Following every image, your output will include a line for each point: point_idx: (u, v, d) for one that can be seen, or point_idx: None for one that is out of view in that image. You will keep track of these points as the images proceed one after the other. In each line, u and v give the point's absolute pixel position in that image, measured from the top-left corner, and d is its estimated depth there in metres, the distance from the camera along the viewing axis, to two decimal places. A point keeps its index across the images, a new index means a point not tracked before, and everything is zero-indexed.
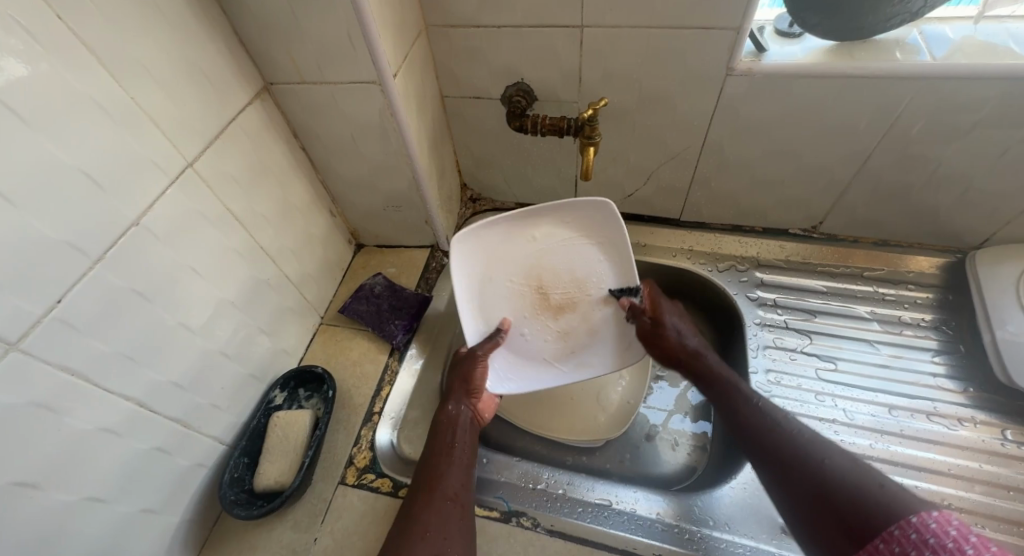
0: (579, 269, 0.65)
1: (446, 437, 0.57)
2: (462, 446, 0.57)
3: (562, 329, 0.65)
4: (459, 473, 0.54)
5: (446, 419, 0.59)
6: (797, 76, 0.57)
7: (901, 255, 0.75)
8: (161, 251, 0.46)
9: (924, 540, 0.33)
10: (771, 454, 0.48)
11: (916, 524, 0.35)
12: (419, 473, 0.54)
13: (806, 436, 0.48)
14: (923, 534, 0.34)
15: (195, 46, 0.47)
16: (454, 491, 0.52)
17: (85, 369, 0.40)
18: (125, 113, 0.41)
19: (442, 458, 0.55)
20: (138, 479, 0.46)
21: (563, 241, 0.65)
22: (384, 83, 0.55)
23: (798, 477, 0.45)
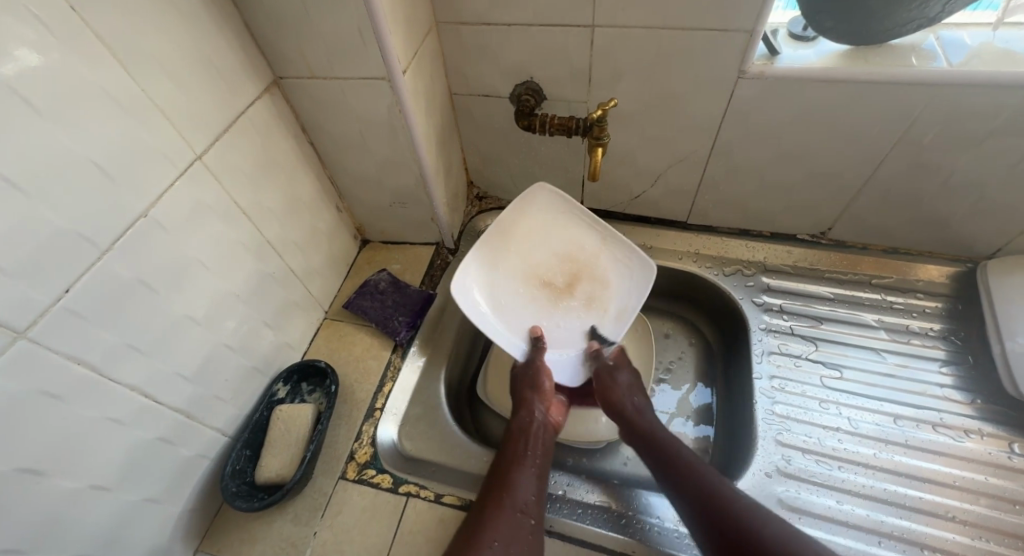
0: (562, 249, 0.73)
1: (518, 446, 0.58)
2: (534, 458, 0.58)
3: (581, 297, 0.71)
4: (531, 482, 0.55)
5: (519, 429, 0.61)
6: (810, 80, 0.57)
7: (911, 263, 0.75)
8: (168, 243, 0.46)
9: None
10: (718, 522, 0.48)
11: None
12: (490, 482, 0.55)
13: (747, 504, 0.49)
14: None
15: (206, 40, 0.47)
16: (526, 504, 0.52)
17: (92, 359, 0.40)
18: (136, 105, 0.41)
19: (516, 468, 0.55)
20: (142, 469, 0.46)
21: (542, 235, 0.73)
22: (393, 79, 0.55)
23: (747, 552, 0.46)
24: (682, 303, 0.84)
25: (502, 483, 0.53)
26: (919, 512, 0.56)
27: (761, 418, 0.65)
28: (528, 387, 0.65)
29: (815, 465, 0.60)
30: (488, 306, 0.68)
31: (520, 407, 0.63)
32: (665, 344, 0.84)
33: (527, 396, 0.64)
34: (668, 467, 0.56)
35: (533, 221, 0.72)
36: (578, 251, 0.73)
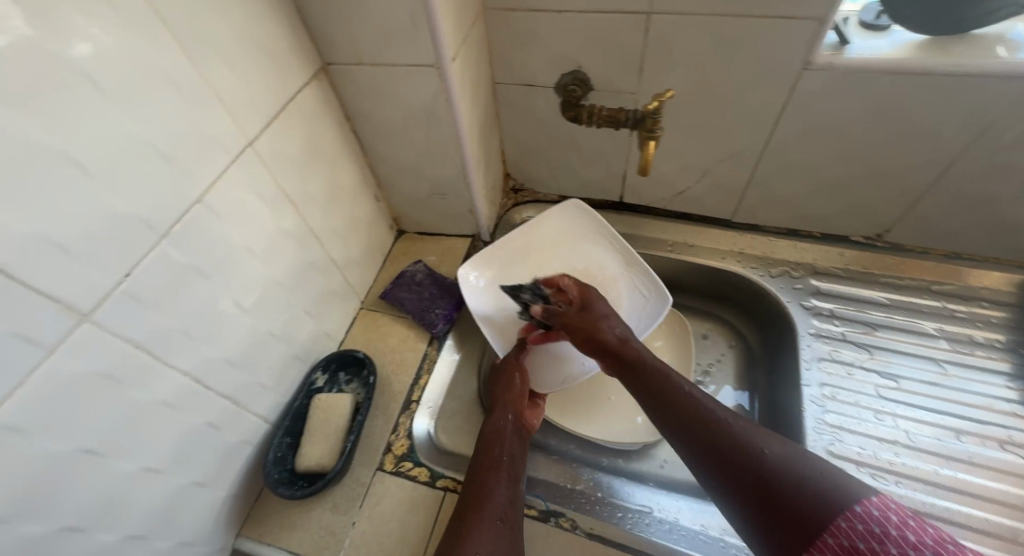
0: (582, 265, 0.73)
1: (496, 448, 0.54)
2: (507, 461, 0.54)
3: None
4: (505, 489, 0.51)
5: (492, 431, 0.57)
6: (883, 71, 0.53)
7: (974, 269, 0.70)
8: (220, 229, 0.46)
9: (870, 531, 0.31)
10: (707, 449, 0.42)
11: (859, 515, 0.32)
12: (464, 492, 0.52)
13: (737, 423, 0.43)
14: (868, 525, 0.31)
15: (260, 23, 0.47)
16: (503, 510, 0.49)
17: (149, 344, 0.40)
18: (193, 89, 0.41)
19: (490, 475, 0.52)
20: (191, 452, 0.46)
21: (564, 247, 0.75)
22: (442, 66, 0.54)
23: (742, 476, 0.39)
24: (722, 303, 0.82)
25: (475, 491, 0.50)
26: (983, 534, 0.53)
27: (811, 427, 0.62)
28: (498, 385, 0.63)
29: (869, 479, 0.58)
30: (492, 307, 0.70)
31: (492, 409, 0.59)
32: (703, 345, 0.81)
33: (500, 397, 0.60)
34: (651, 391, 0.49)
35: (550, 233, 0.75)
36: (596, 269, 0.73)
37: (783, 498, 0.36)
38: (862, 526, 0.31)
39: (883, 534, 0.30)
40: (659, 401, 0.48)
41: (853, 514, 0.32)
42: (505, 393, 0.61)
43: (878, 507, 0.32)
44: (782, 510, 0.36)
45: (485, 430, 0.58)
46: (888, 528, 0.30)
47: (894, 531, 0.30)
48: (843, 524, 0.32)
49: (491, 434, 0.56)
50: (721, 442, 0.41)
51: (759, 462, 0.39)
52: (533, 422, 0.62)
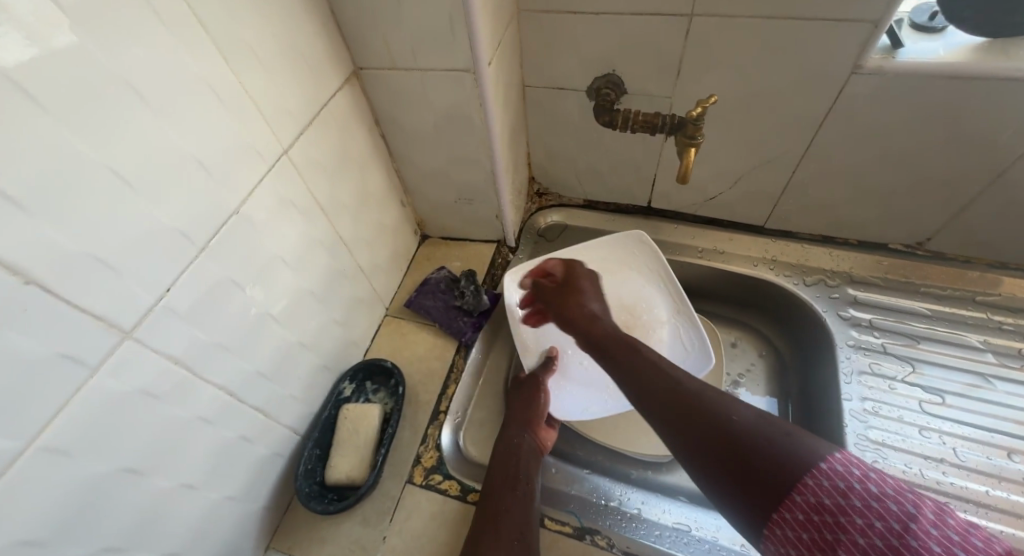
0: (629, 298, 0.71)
1: (517, 469, 0.54)
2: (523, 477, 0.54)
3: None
4: (524, 509, 0.51)
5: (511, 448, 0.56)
6: (939, 76, 0.51)
7: (1021, 279, 0.68)
8: (255, 240, 0.45)
9: (838, 486, 0.30)
10: (676, 423, 0.40)
11: (826, 471, 0.31)
12: (480, 508, 0.51)
13: (708, 393, 0.42)
14: (835, 480, 0.30)
15: (296, 27, 0.45)
16: (519, 528, 0.49)
17: (188, 359, 0.39)
18: (232, 97, 0.40)
19: (509, 494, 0.52)
20: (226, 468, 0.45)
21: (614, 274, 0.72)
22: (478, 71, 0.53)
23: (710, 442, 0.37)
24: (753, 312, 0.79)
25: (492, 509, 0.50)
26: None
27: (853, 443, 0.60)
28: (519, 404, 0.62)
29: None
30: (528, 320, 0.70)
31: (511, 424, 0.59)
32: (733, 354, 0.79)
33: (518, 414, 0.60)
34: (631, 374, 0.48)
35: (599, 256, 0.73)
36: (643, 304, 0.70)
37: (754, 461, 0.34)
38: (829, 482, 0.30)
39: (852, 488, 0.29)
40: (636, 382, 0.47)
41: (819, 471, 0.31)
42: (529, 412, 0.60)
43: (840, 462, 0.31)
44: (755, 473, 0.34)
45: (499, 446, 0.57)
46: (855, 482, 0.30)
47: (860, 484, 0.29)
48: (811, 481, 0.31)
49: (509, 450, 0.56)
50: (691, 413, 0.40)
51: (728, 426, 0.37)
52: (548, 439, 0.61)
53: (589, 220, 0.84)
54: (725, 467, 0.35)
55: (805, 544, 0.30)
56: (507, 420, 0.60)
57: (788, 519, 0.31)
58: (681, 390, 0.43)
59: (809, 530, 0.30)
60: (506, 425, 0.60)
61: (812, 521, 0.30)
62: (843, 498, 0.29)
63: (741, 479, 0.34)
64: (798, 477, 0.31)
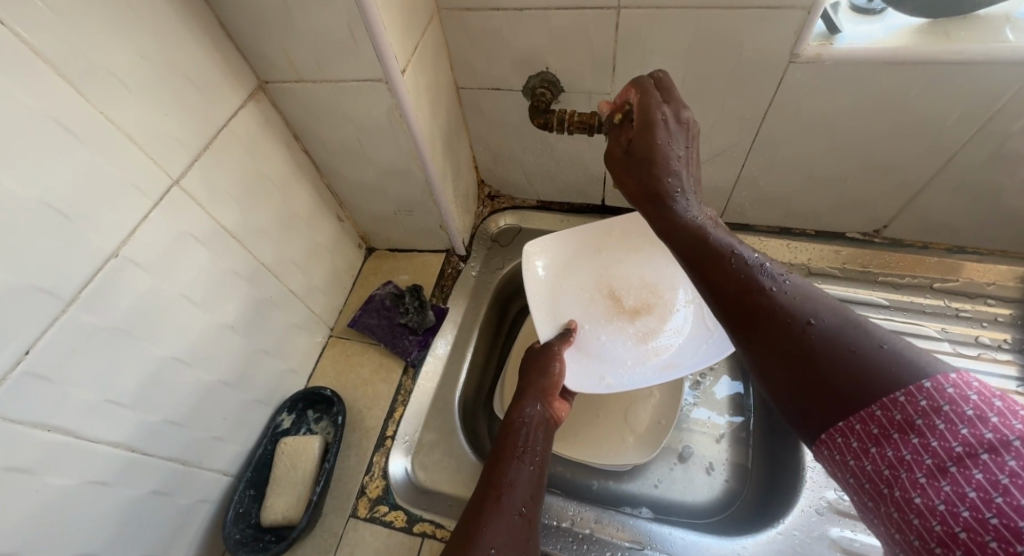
0: (651, 278, 0.67)
1: (518, 444, 0.52)
2: (532, 453, 0.52)
3: (640, 330, 0.64)
4: (525, 480, 0.48)
5: (518, 420, 0.54)
6: (878, 63, 0.48)
7: (978, 263, 0.66)
8: (146, 283, 0.41)
9: (936, 409, 0.24)
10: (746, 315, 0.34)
11: (928, 390, 0.24)
12: (480, 483, 0.49)
13: (785, 289, 0.34)
14: (934, 402, 0.24)
15: (174, 45, 0.41)
16: (523, 506, 0.46)
17: (65, 423, 0.36)
18: (96, 133, 0.36)
19: (513, 465, 0.49)
20: (135, 525, 0.43)
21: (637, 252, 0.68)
22: (391, 81, 0.49)
23: (776, 346, 0.31)
24: None
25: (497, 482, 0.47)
26: None
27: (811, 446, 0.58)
28: (536, 372, 0.59)
29: None
30: (544, 292, 0.66)
31: (523, 398, 0.57)
32: None
33: (532, 387, 0.58)
34: (684, 249, 0.40)
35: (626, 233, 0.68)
36: (664, 287, 0.66)
37: (825, 369, 0.28)
38: (926, 405, 0.24)
39: (953, 414, 0.23)
40: (694, 253, 0.39)
41: (918, 389, 0.25)
42: (541, 385, 0.58)
43: (955, 383, 0.24)
44: (822, 382, 0.28)
45: (509, 415, 0.55)
46: (963, 406, 0.23)
47: (969, 409, 0.23)
48: (902, 398, 0.25)
49: (515, 424, 0.54)
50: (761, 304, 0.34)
51: (798, 330, 0.31)
52: (561, 415, 0.58)
53: (542, 222, 0.81)
54: (786, 372, 0.30)
55: (870, 458, 0.25)
56: (521, 390, 0.58)
57: (855, 429, 0.26)
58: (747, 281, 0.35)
59: (878, 447, 0.25)
60: (519, 394, 0.58)
61: (888, 439, 0.25)
62: (934, 421, 0.24)
63: (798, 385, 0.29)
64: (874, 393, 0.26)
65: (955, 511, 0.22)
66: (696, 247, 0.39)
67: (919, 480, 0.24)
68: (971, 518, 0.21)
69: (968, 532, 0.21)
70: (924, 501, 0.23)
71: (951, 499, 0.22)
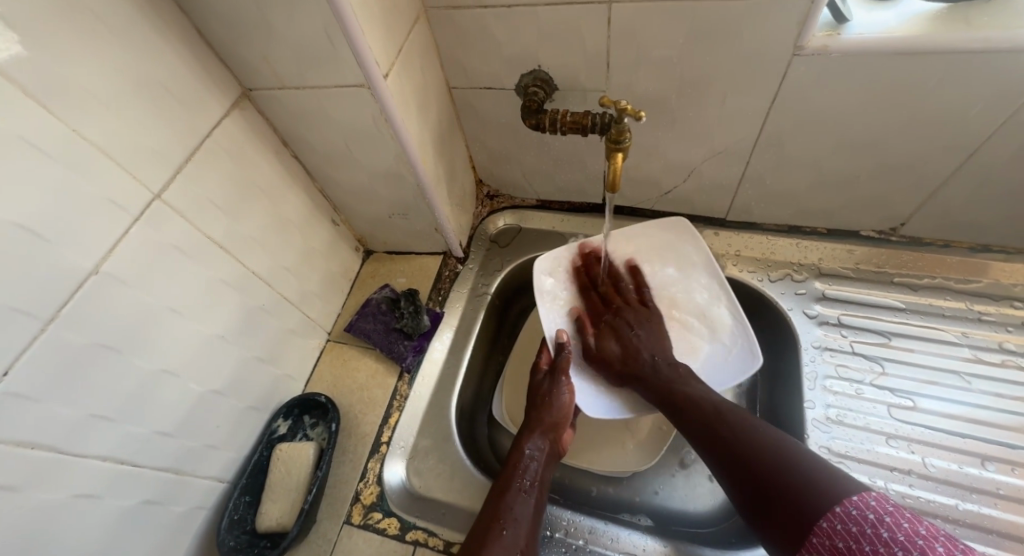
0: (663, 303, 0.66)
1: (525, 477, 0.52)
2: (535, 490, 0.51)
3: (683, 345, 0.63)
4: (528, 516, 0.49)
5: (522, 460, 0.53)
6: (890, 55, 0.45)
7: (1005, 263, 0.62)
8: (130, 297, 0.41)
9: (880, 519, 0.32)
10: (734, 455, 0.44)
11: (857, 502, 0.34)
12: (481, 511, 0.49)
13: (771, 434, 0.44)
14: (879, 514, 0.32)
15: (149, 57, 0.41)
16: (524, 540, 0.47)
17: (50, 440, 0.36)
18: (72, 153, 0.36)
19: (518, 501, 0.49)
20: (131, 534, 0.44)
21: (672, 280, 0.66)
22: (373, 86, 0.48)
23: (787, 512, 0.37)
24: None
25: (500, 511, 0.48)
26: None
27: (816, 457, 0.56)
28: (541, 404, 0.58)
29: None
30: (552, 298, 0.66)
31: (527, 431, 0.56)
32: None
33: (539, 421, 0.56)
34: (688, 416, 0.50)
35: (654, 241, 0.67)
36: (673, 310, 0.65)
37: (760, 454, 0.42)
38: (840, 525, 0.33)
39: (897, 523, 0.31)
40: (697, 430, 0.49)
41: (849, 501, 0.34)
42: (542, 420, 0.56)
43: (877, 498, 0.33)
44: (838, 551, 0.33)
45: (511, 450, 0.55)
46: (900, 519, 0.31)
47: (900, 534, 0.30)
48: (839, 510, 0.34)
49: (522, 458, 0.53)
50: (742, 454, 0.43)
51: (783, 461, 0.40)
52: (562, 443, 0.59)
53: (542, 222, 0.79)
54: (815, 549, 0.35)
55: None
56: (534, 418, 0.57)
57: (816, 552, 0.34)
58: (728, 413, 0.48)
59: None
60: (532, 422, 0.56)
61: (822, 549, 0.34)
62: (862, 544, 0.31)
63: None
64: (821, 510, 0.35)
65: None
66: (707, 413, 0.49)
67: None
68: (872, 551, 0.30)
69: None
70: None
71: None
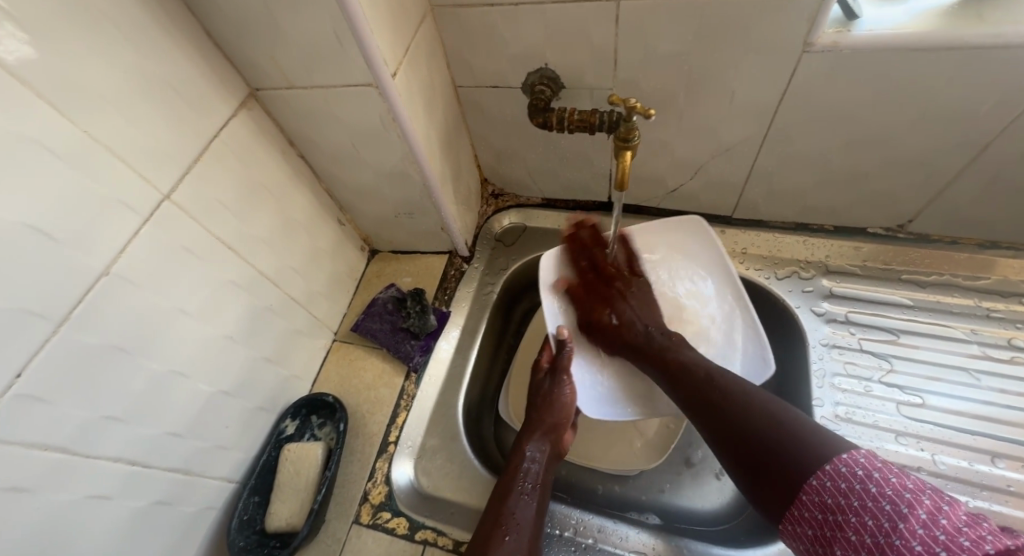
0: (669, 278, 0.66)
1: (526, 480, 0.52)
2: (539, 490, 0.52)
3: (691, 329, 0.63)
4: (532, 518, 0.49)
5: (522, 463, 0.53)
6: (901, 51, 0.45)
7: (1012, 259, 0.62)
8: (141, 298, 0.41)
9: (869, 475, 0.33)
10: (724, 420, 0.45)
11: (847, 460, 0.35)
12: (486, 514, 0.50)
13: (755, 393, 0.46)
14: (869, 471, 0.33)
15: (156, 56, 0.40)
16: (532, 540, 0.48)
17: (63, 441, 0.36)
18: (83, 155, 0.36)
19: (518, 504, 0.49)
20: (143, 535, 0.44)
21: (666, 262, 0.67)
22: (381, 85, 0.47)
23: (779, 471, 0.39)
24: None
25: (504, 513, 0.48)
26: None
27: None
28: (539, 404, 0.58)
29: None
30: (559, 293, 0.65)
31: (526, 433, 0.56)
32: None
33: (538, 422, 0.56)
34: (681, 381, 0.52)
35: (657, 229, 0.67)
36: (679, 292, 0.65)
37: (750, 414, 0.43)
38: (831, 483, 0.35)
39: (886, 480, 0.32)
40: (691, 395, 0.50)
41: (839, 459, 0.35)
42: (540, 421, 0.57)
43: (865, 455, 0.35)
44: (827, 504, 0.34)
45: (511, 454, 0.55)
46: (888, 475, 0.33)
47: (888, 488, 0.32)
48: (830, 468, 0.35)
49: (522, 461, 0.53)
50: (732, 418, 0.44)
51: (771, 423, 0.41)
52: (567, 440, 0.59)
53: (547, 221, 0.79)
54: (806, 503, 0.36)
55: (836, 515, 0.34)
56: (534, 420, 0.57)
57: (807, 508, 0.36)
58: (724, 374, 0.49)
59: (830, 524, 0.34)
60: (533, 424, 0.57)
61: (812, 508, 0.36)
62: (852, 501, 0.33)
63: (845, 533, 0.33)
64: (808, 471, 0.36)
65: (896, 523, 0.30)
66: (698, 379, 0.50)
67: (889, 528, 0.30)
68: (864, 508, 0.32)
69: (870, 521, 0.31)
70: (903, 542, 0.29)
71: (921, 536, 0.29)
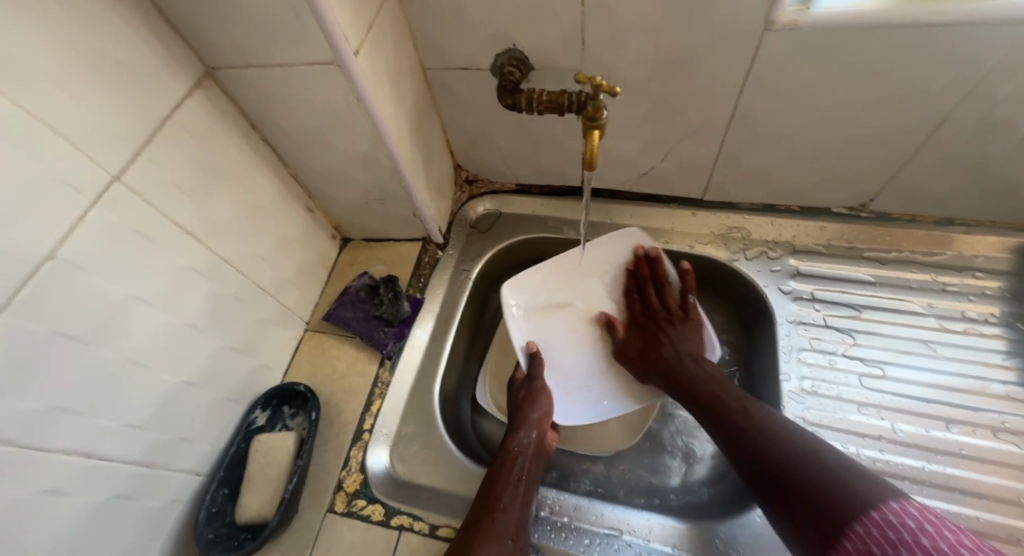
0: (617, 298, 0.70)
1: (515, 469, 0.52)
2: (524, 482, 0.52)
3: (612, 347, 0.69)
4: (518, 505, 0.49)
5: (510, 453, 0.54)
6: (858, 29, 0.46)
7: (967, 235, 0.64)
8: (91, 284, 0.39)
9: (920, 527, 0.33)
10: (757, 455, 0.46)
11: (897, 509, 0.35)
12: (475, 504, 0.50)
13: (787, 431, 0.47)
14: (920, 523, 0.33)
15: (100, 30, 0.38)
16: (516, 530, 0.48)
17: (10, 434, 0.35)
18: (21, 132, 0.34)
19: (506, 491, 0.50)
20: (100, 530, 0.42)
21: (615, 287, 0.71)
22: (343, 64, 0.46)
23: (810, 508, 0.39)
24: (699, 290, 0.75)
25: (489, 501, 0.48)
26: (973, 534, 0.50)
27: None
28: (525, 402, 0.59)
29: None
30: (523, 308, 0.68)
31: (518, 426, 0.57)
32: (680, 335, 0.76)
33: (525, 416, 0.57)
34: (713, 415, 0.52)
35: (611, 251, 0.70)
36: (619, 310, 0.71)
37: (771, 447, 0.45)
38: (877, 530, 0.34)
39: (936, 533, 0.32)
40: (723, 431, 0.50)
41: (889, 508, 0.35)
42: (529, 416, 0.58)
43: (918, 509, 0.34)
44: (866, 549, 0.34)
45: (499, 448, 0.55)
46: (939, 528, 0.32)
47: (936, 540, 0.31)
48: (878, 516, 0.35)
49: (511, 451, 0.54)
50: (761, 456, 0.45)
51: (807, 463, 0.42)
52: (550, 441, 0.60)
53: (521, 207, 0.79)
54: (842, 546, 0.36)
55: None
56: (518, 416, 0.58)
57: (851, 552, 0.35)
58: (727, 401, 0.52)
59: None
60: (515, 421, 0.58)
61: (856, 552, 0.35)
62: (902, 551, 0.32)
63: None
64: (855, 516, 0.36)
65: None
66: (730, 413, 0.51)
67: None
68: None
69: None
70: None
71: None
